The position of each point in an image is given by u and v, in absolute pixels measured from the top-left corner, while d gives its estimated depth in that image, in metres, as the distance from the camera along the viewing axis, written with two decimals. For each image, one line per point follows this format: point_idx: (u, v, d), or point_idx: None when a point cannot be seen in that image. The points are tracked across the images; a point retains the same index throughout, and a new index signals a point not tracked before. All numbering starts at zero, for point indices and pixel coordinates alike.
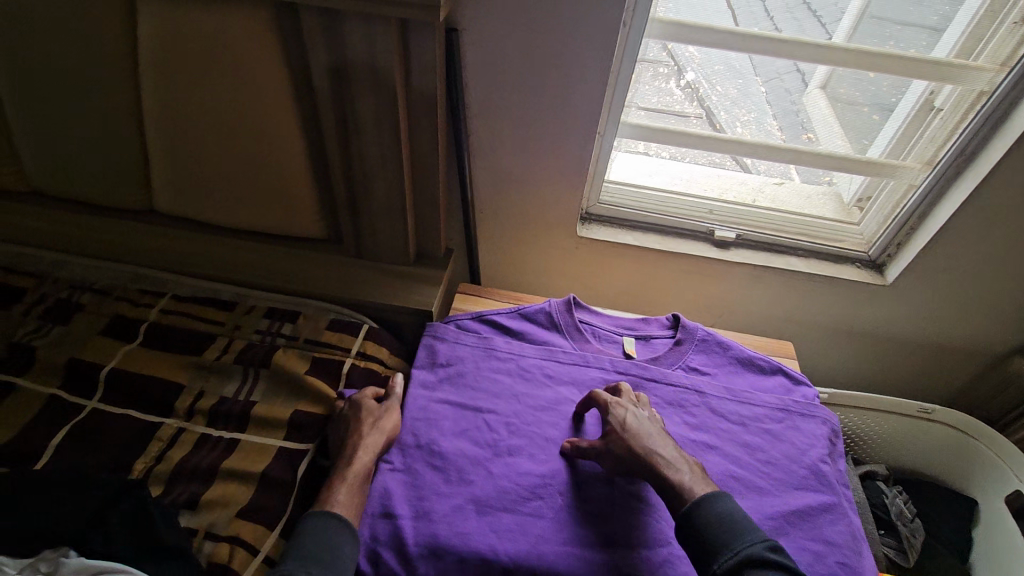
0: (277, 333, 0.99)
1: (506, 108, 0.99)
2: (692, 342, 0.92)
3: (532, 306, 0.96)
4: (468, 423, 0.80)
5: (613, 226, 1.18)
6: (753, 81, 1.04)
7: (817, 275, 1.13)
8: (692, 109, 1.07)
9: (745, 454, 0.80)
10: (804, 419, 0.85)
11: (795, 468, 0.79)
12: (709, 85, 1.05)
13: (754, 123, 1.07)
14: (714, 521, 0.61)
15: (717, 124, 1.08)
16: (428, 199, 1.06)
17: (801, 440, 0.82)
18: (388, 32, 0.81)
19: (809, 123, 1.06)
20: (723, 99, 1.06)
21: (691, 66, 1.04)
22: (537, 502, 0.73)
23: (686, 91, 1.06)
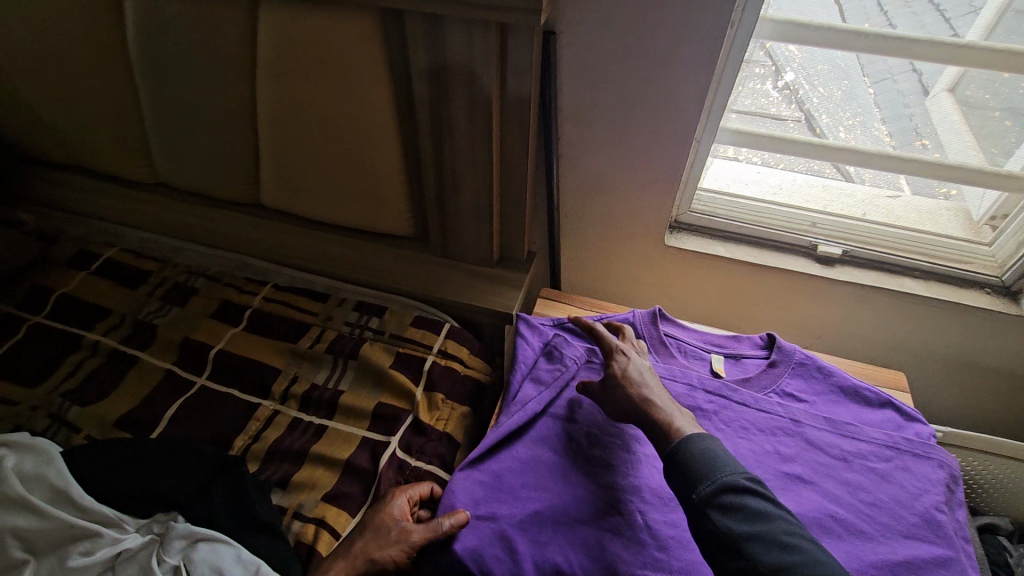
0: (365, 326, 1.03)
1: (600, 110, 0.96)
2: (788, 364, 0.86)
3: (615, 316, 0.94)
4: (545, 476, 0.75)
5: (704, 236, 1.12)
6: (861, 82, 0.97)
7: (937, 299, 1.02)
8: (790, 112, 1.00)
9: (846, 494, 0.74)
10: (918, 460, 0.77)
11: (906, 515, 0.71)
12: (811, 87, 0.99)
13: (861, 126, 1.00)
14: (689, 459, 0.64)
15: (817, 128, 1.01)
16: (513, 201, 1.07)
17: (917, 484, 0.74)
18: (486, 36, 0.82)
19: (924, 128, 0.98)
20: (826, 101, 1.00)
21: (790, 65, 0.97)
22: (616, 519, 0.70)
23: (784, 93, 0.99)
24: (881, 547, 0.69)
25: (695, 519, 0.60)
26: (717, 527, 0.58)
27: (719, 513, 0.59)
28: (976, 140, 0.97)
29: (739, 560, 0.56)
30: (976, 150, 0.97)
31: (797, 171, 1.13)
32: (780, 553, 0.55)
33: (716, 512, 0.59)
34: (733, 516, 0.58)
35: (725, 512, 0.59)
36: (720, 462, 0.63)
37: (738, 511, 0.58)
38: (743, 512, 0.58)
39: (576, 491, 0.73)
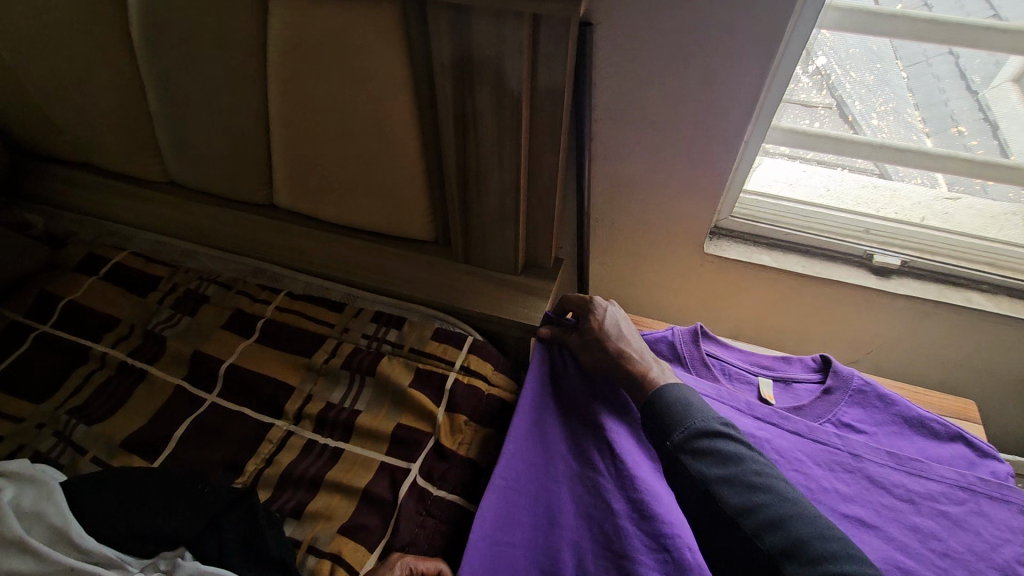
0: (383, 339, 0.97)
1: (637, 107, 0.88)
2: (845, 391, 0.78)
3: (652, 333, 0.87)
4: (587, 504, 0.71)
5: (748, 243, 1.04)
6: (894, 66, 0.89)
7: (1007, 315, 0.93)
8: (820, 98, 0.91)
9: (914, 541, 0.66)
10: (994, 504, 0.69)
11: (983, 569, 0.64)
12: (843, 72, 0.89)
13: (893, 114, 0.92)
14: (666, 410, 0.70)
15: (848, 117, 0.93)
16: (541, 205, 1.00)
17: (994, 532, 0.67)
18: (516, 28, 0.75)
19: (958, 114, 0.91)
20: (858, 87, 0.91)
21: (822, 50, 0.87)
22: (662, 556, 0.64)
23: (815, 78, 0.89)
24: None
25: (671, 463, 0.68)
26: (692, 470, 0.66)
27: (692, 456, 0.66)
28: None
29: (711, 497, 0.64)
30: None
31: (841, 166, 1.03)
32: (745, 490, 0.62)
33: (691, 458, 0.66)
34: (703, 458, 0.65)
35: (696, 456, 0.66)
36: (694, 411, 0.69)
37: (711, 456, 0.65)
38: (714, 456, 0.65)
39: (614, 522, 0.68)
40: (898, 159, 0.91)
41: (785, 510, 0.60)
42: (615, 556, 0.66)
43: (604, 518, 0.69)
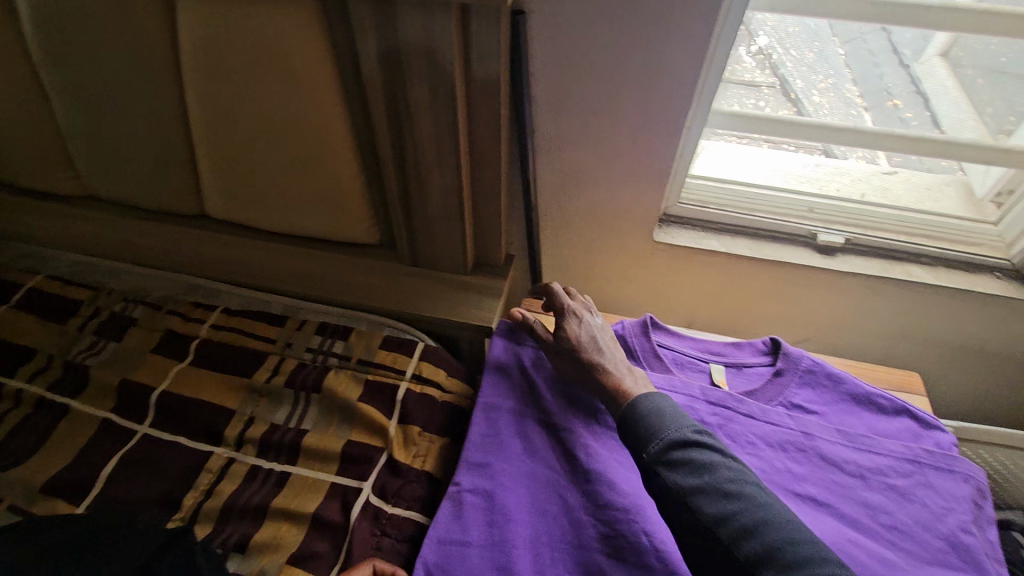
0: (329, 352, 0.92)
1: (577, 98, 0.85)
2: (795, 373, 0.79)
3: (603, 328, 0.86)
4: (544, 497, 0.67)
5: (697, 230, 1.03)
6: (832, 43, 0.92)
7: (945, 287, 0.95)
8: (765, 78, 0.94)
9: (866, 517, 0.67)
10: (940, 474, 0.70)
11: (931, 540, 0.65)
12: (783, 50, 0.92)
13: (832, 89, 0.95)
14: (638, 419, 0.63)
15: (791, 94, 0.95)
16: (487, 202, 0.97)
17: (941, 501, 0.68)
18: (442, 20, 0.71)
19: (894, 89, 0.94)
20: (799, 65, 0.94)
21: (763, 30, 0.90)
22: (622, 543, 0.62)
23: (758, 59, 0.93)
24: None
25: (647, 474, 0.61)
26: (668, 483, 0.58)
27: (665, 468, 0.59)
28: (975, 109, 0.92)
29: (684, 510, 0.57)
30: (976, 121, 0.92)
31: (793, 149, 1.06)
32: (727, 503, 0.55)
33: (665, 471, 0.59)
34: (681, 471, 0.58)
35: (667, 467, 0.59)
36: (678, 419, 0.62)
37: (690, 469, 0.58)
38: (691, 466, 0.58)
39: (573, 514, 0.65)
40: (839, 138, 0.90)
41: (758, 519, 0.54)
42: (573, 550, 0.63)
43: (561, 512, 0.66)
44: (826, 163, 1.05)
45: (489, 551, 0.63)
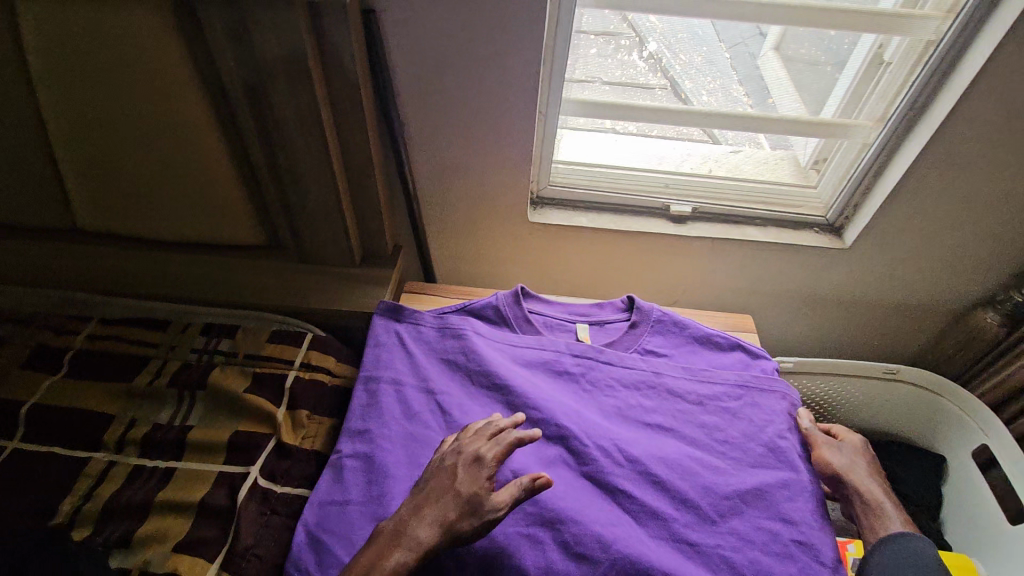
0: (214, 350, 0.93)
1: (437, 93, 0.92)
2: (647, 323, 0.90)
3: (479, 301, 0.92)
4: (422, 454, 0.74)
5: (567, 210, 1.13)
6: (718, 48, 1.02)
7: (776, 242, 1.10)
8: (656, 80, 1.04)
9: (701, 436, 0.79)
10: (764, 394, 0.82)
11: (754, 448, 0.77)
12: (672, 54, 1.03)
13: (720, 90, 1.04)
14: (909, 551, 0.66)
15: (683, 94, 1.04)
16: (365, 195, 1.01)
17: (763, 416, 0.80)
18: (293, 19, 0.76)
19: (771, 89, 1.03)
20: (687, 68, 1.04)
21: (653, 36, 1.00)
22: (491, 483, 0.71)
23: (650, 62, 1.03)
24: (733, 480, 0.74)
25: None
26: None
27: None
28: (800, 93, 1.04)
29: None
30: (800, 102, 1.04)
31: (666, 135, 1.16)
32: None
33: None
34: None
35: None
36: (926, 565, 0.64)
37: None
38: None
39: None
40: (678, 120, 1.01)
41: None
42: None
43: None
44: (679, 144, 1.18)
45: (371, 507, 0.69)
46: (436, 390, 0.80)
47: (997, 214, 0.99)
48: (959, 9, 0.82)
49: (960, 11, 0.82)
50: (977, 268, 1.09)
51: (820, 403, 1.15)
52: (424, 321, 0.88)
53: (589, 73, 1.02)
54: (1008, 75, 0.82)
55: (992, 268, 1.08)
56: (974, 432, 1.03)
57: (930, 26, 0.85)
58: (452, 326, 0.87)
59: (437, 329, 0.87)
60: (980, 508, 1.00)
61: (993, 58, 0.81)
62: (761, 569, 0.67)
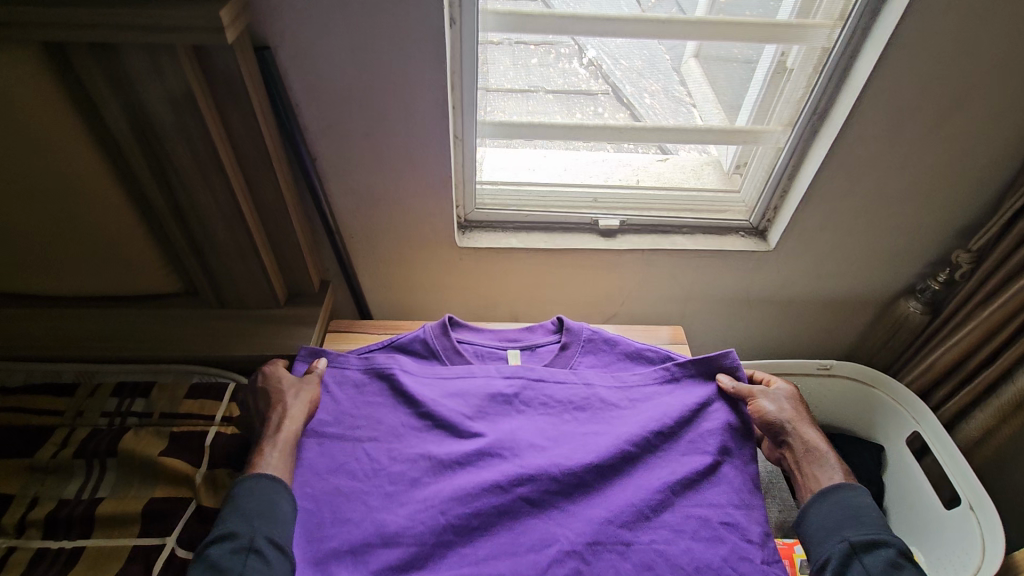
0: (127, 412, 0.87)
1: (343, 125, 0.90)
2: (578, 344, 0.89)
3: (405, 335, 0.90)
4: (347, 508, 0.71)
5: (495, 231, 1.13)
6: (658, 51, 0.95)
7: (703, 249, 1.11)
8: (598, 86, 1.00)
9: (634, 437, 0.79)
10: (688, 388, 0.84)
11: (678, 446, 0.79)
12: (612, 60, 0.97)
13: (663, 92, 1.00)
14: (841, 501, 0.69)
15: (624, 99, 1.01)
16: (282, 232, 0.98)
17: (683, 401, 0.82)
18: (175, 60, 0.72)
19: (689, 99, 1.01)
20: (628, 73, 0.98)
21: (591, 43, 0.95)
22: (422, 525, 0.70)
23: (591, 70, 0.98)
24: (658, 475, 0.76)
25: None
26: None
27: (861, 561, 0.64)
28: (718, 97, 1.01)
29: None
30: (718, 106, 1.02)
31: (580, 149, 1.14)
32: None
33: (855, 562, 0.64)
34: (875, 565, 0.63)
35: None
36: (865, 515, 0.68)
37: (891, 565, 0.63)
38: (878, 566, 0.63)
39: (381, 515, 0.71)
40: (596, 134, 1.02)
41: None
42: (377, 547, 0.68)
43: (365, 516, 0.70)
44: (609, 158, 1.15)
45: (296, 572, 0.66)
46: (360, 435, 0.78)
47: (907, 208, 1.03)
48: (847, 16, 0.85)
49: (849, 18, 0.84)
50: (895, 259, 1.12)
51: None
52: (345, 358, 0.85)
53: (519, 83, 0.98)
54: (897, 79, 0.85)
55: (909, 259, 1.12)
56: (907, 421, 1.06)
57: (822, 34, 0.88)
58: (375, 364, 0.84)
59: (358, 366, 0.84)
60: (917, 495, 1.03)
61: (882, 62, 0.84)
62: (694, 557, 0.70)
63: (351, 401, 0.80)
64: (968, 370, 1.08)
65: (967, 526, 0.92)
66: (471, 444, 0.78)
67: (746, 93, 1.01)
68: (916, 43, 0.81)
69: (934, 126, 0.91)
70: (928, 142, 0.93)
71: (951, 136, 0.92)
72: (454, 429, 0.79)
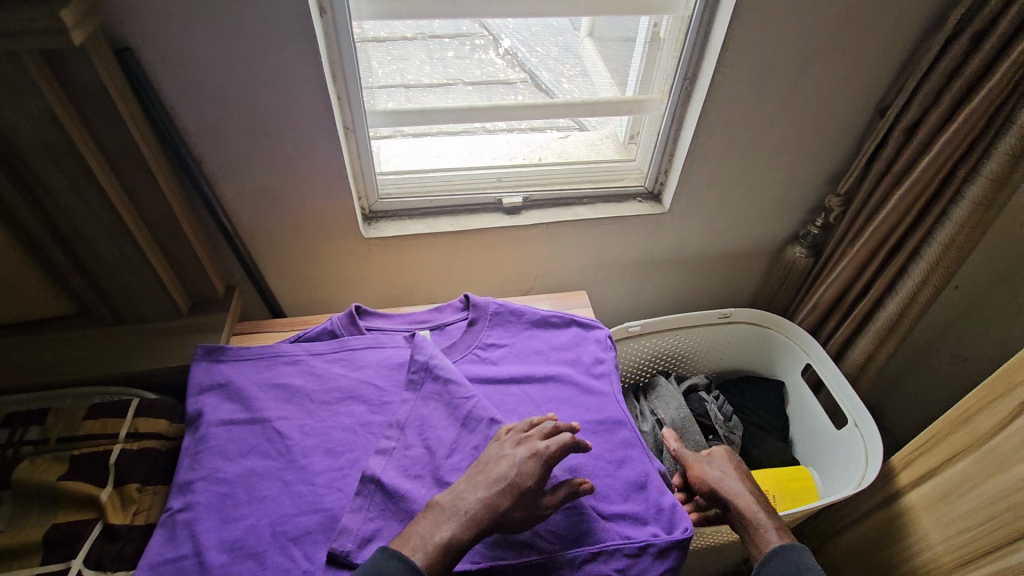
0: (18, 442, 0.82)
1: (224, 122, 0.88)
2: (485, 318, 0.92)
3: (313, 328, 0.90)
4: (261, 486, 0.71)
5: (401, 219, 1.14)
6: (575, 36, 1.00)
7: (605, 217, 1.16)
8: (516, 74, 1.02)
9: None
10: (587, 346, 0.91)
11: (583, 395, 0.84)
12: (528, 49, 1.00)
13: (580, 76, 1.05)
14: None
15: (543, 86, 1.04)
16: (174, 240, 0.96)
17: (587, 360, 0.89)
18: (19, 66, 0.68)
19: (587, 71, 1.04)
20: (545, 58, 1.01)
21: (506, 33, 0.97)
22: (337, 493, 0.70)
23: (507, 58, 1.00)
24: None
25: None
26: None
27: None
28: (608, 69, 1.05)
29: None
30: (611, 79, 1.07)
31: (500, 130, 1.12)
32: None
33: None
34: None
35: None
36: None
37: None
38: None
39: (296, 487, 0.71)
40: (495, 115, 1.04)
41: None
42: (294, 517, 0.68)
43: (281, 491, 0.70)
44: (515, 137, 1.15)
45: (208, 555, 0.65)
46: (269, 416, 0.77)
47: (779, 161, 1.12)
48: None
49: None
50: (777, 210, 1.21)
51: (674, 356, 1.23)
52: (248, 350, 0.84)
53: (406, 75, 0.98)
54: (752, 41, 0.92)
55: (790, 209, 1.21)
56: (799, 354, 1.16)
57: (682, 3, 0.94)
58: (279, 354, 0.85)
59: (262, 357, 0.84)
60: (814, 421, 1.13)
61: (734, 25, 0.90)
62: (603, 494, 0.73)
63: (260, 388, 0.80)
64: (847, 304, 1.18)
65: (854, 439, 1.03)
66: (383, 414, 0.80)
67: (630, 61, 1.05)
68: (762, 8, 0.88)
69: (791, 83, 0.99)
70: (788, 98, 1.01)
71: (807, 92, 1.01)
72: (367, 400, 0.81)
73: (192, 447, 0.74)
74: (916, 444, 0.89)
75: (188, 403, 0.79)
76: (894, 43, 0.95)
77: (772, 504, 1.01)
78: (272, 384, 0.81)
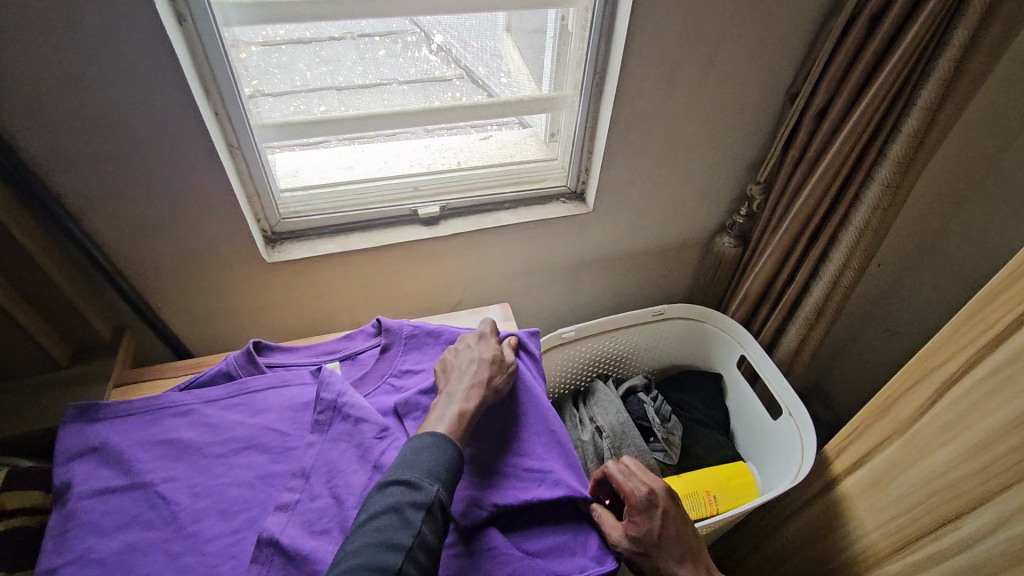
0: None
1: (79, 150, 0.78)
2: (399, 343, 0.86)
3: (206, 371, 0.82)
4: (142, 562, 0.62)
5: (309, 240, 1.05)
6: (501, 35, 0.96)
7: (528, 222, 1.12)
8: (451, 71, 0.96)
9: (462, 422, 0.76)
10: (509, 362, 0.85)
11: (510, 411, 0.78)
12: (461, 45, 0.94)
13: (512, 81, 1.01)
14: None
15: (480, 82, 0.99)
16: (41, 285, 0.85)
17: None
18: None
19: (505, 67, 0.99)
20: (479, 54, 0.96)
21: (438, 28, 0.91)
22: (231, 562, 0.63)
23: (440, 54, 0.94)
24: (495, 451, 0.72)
25: None
26: None
27: None
28: (524, 61, 1.00)
29: None
30: (528, 74, 1.02)
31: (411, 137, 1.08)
32: None
33: None
34: None
35: None
36: None
37: None
38: None
39: (183, 561, 0.63)
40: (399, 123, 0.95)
41: None
42: None
43: (165, 566, 0.62)
44: (434, 144, 1.10)
45: None
46: (153, 479, 0.69)
47: (698, 152, 1.09)
48: None
49: None
50: (702, 202, 1.19)
51: (612, 358, 1.21)
52: (129, 404, 0.75)
53: (293, 84, 0.89)
54: (656, 32, 0.88)
55: (715, 200, 1.20)
56: (734, 346, 1.15)
57: None
58: (165, 405, 0.76)
59: (145, 410, 0.75)
60: (751, 412, 1.14)
61: (636, 16, 0.86)
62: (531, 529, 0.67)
63: (142, 447, 0.71)
64: (776, 292, 1.18)
65: (791, 430, 1.04)
66: (286, 462, 0.72)
67: (545, 49, 0.99)
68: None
69: (701, 72, 0.96)
70: (700, 90, 0.99)
71: (718, 82, 0.98)
72: (268, 449, 0.73)
73: (61, 525, 0.65)
74: (848, 431, 0.89)
75: (56, 473, 0.69)
76: (800, 28, 0.94)
77: (714, 505, 1.01)
78: (156, 441, 0.72)
